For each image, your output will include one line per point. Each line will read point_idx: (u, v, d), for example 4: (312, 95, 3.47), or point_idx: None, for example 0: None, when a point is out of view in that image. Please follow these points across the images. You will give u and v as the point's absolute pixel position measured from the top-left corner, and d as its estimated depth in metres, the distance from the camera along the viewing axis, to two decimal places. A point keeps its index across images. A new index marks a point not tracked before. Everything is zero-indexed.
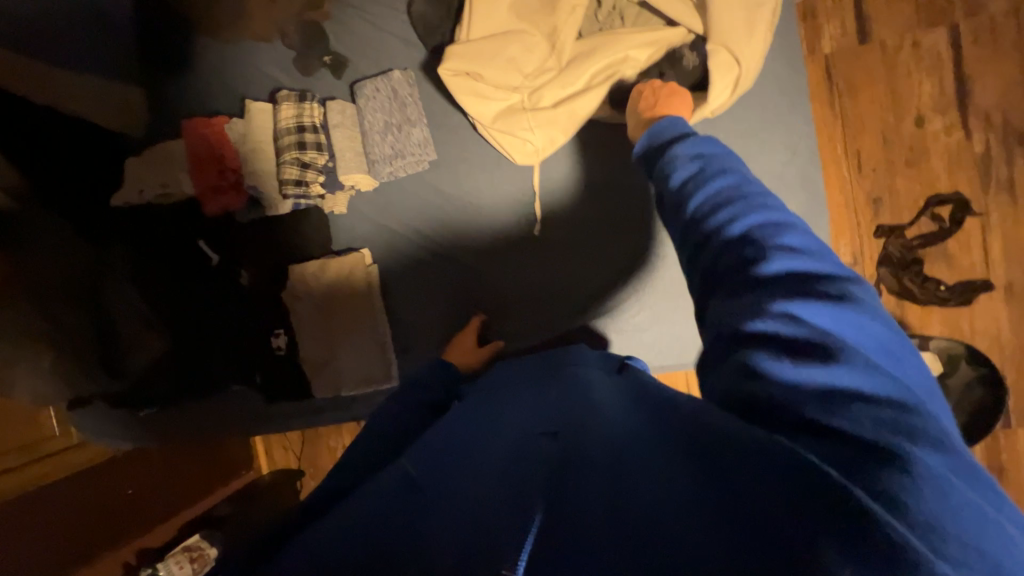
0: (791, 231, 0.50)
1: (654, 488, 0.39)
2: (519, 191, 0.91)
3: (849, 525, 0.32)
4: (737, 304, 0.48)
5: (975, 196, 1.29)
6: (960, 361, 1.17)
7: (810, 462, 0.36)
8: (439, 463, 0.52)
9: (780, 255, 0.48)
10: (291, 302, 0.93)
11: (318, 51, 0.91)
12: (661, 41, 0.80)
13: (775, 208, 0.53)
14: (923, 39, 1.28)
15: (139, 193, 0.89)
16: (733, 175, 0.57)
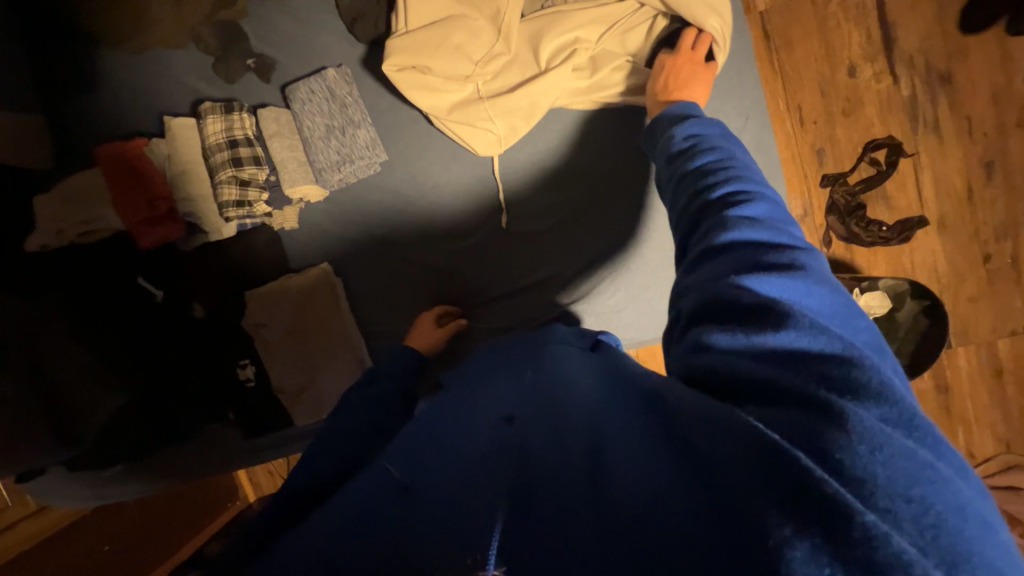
0: (758, 207, 0.52)
1: (623, 470, 0.39)
2: (483, 184, 0.89)
3: (794, 486, 0.32)
4: (705, 269, 0.50)
5: (906, 138, 1.37)
6: (906, 297, 1.26)
7: (750, 424, 0.36)
8: (427, 449, 0.52)
9: (743, 228, 0.50)
10: (253, 330, 0.88)
11: (240, 54, 0.83)
12: (610, 17, 0.78)
13: (749, 184, 0.54)
14: None
15: (58, 232, 0.79)
16: (717, 153, 0.59)
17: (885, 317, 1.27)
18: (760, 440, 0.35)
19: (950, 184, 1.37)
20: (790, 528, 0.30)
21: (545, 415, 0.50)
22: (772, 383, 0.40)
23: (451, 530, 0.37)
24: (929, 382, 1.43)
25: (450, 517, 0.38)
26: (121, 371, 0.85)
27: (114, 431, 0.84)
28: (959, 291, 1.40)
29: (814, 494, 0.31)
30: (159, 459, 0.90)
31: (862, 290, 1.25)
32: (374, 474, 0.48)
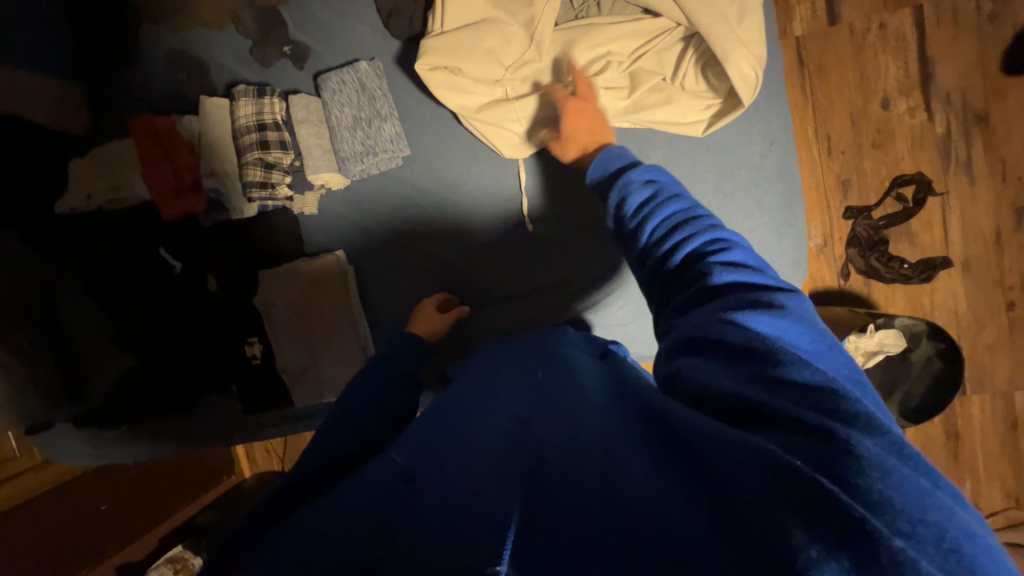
0: (735, 252, 0.55)
1: (641, 482, 0.38)
2: (503, 187, 0.89)
3: (826, 508, 0.32)
4: (693, 317, 0.52)
5: (936, 176, 1.34)
6: (922, 338, 1.22)
7: (764, 451, 0.36)
8: (431, 438, 0.52)
9: (727, 270, 0.53)
10: (263, 310, 0.89)
11: (277, 40, 0.85)
12: (643, 35, 0.78)
13: (718, 230, 0.57)
14: (889, 21, 1.30)
15: (87, 198, 0.83)
16: (681, 199, 0.61)
17: (898, 357, 1.25)
18: (770, 462, 0.35)
19: (979, 226, 1.34)
20: (815, 547, 0.30)
21: (541, 421, 0.49)
22: (770, 406, 0.39)
23: (469, 523, 0.37)
24: (939, 427, 1.39)
25: (466, 507, 0.39)
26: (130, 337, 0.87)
27: (123, 392, 0.87)
28: (979, 336, 1.36)
29: (844, 519, 0.31)
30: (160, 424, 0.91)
31: (878, 327, 1.23)
32: (382, 461, 0.50)
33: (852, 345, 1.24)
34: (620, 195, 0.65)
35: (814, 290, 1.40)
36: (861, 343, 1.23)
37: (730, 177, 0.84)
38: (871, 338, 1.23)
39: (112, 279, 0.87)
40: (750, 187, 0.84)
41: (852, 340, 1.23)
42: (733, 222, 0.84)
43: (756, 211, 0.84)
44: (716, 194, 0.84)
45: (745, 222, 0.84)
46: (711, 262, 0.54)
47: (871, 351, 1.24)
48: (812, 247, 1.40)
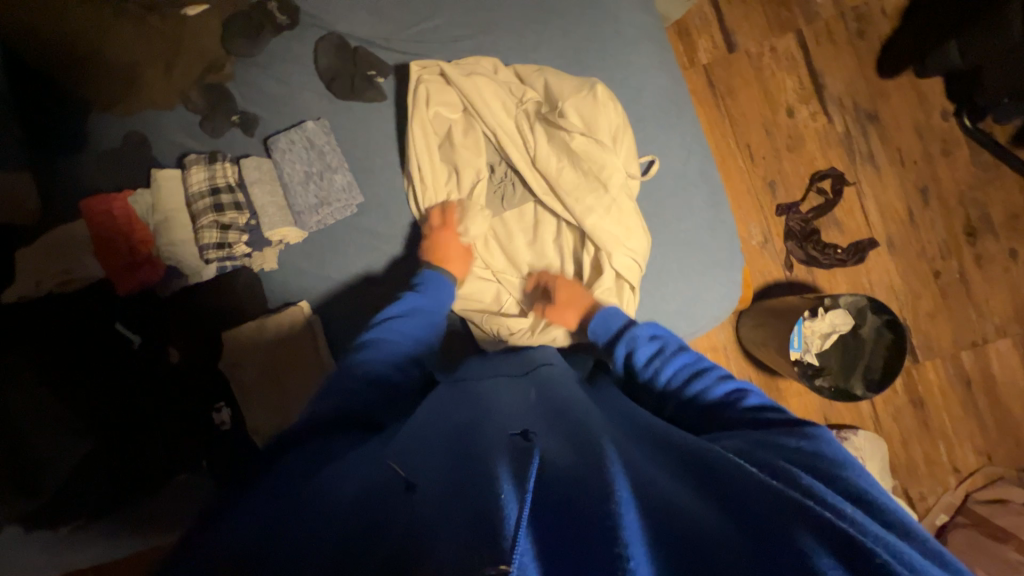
0: (751, 399, 0.61)
1: (697, 524, 0.38)
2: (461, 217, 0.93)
3: (861, 558, 0.33)
4: (729, 439, 0.54)
5: (847, 169, 1.50)
6: (868, 312, 1.31)
7: (807, 508, 0.37)
8: (427, 450, 0.52)
9: (752, 414, 0.58)
10: (228, 372, 0.88)
11: (225, 112, 0.90)
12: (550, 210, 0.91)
13: (729, 382, 0.64)
14: (778, 45, 1.50)
15: (36, 284, 0.82)
16: (687, 353, 0.71)
17: (851, 335, 1.34)
18: (818, 526, 0.36)
19: (893, 208, 1.49)
20: None
21: (568, 444, 0.48)
22: (823, 492, 0.41)
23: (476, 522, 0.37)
24: (904, 397, 1.46)
25: (474, 513, 0.38)
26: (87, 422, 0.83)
27: (77, 480, 0.81)
28: (917, 306, 1.48)
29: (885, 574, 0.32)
30: (117, 513, 0.84)
31: (827, 309, 1.31)
32: (382, 467, 0.48)
33: (809, 329, 1.32)
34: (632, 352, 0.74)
35: (765, 285, 1.49)
36: (815, 327, 1.31)
37: (660, 186, 0.92)
38: (823, 321, 1.32)
39: (69, 361, 0.84)
40: (679, 192, 0.92)
41: (807, 325, 1.31)
42: (670, 225, 0.91)
43: (688, 213, 0.92)
44: (651, 202, 0.91)
45: (680, 223, 0.91)
46: (731, 413, 0.59)
47: (826, 334, 1.33)
48: (755, 245, 1.50)
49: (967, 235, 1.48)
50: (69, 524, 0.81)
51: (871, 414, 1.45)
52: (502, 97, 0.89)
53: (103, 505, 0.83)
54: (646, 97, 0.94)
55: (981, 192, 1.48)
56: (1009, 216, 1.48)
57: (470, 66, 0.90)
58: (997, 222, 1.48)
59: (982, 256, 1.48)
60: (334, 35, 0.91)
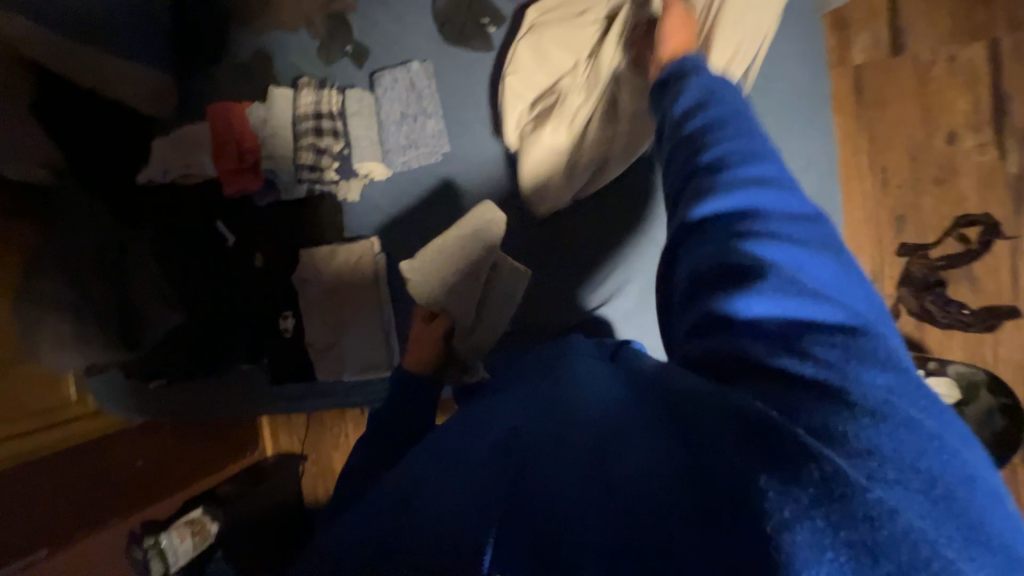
0: (765, 167, 0.45)
1: (630, 456, 0.38)
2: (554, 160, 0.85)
3: (791, 461, 0.32)
4: (696, 256, 0.45)
5: (1007, 218, 1.24)
6: (980, 390, 1.11)
7: (742, 412, 0.35)
8: (441, 435, 0.56)
9: (762, 192, 0.44)
10: (298, 286, 0.95)
11: (342, 42, 0.92)
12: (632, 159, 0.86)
13: (756, 139, 0.48)
14: (960, 53, 1.24)
15: (164, 172, 0.92)
16: (733, 106, 0.50)
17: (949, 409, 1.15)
18: (761, 453, 0.33)
19: None
20: (783, 498, 0.30)
21: (540, 402, 0.50)
22: (773, 367, 0.38)
23: (454, 521, 0.40)
24: None
25: (450, 513, 0.41)
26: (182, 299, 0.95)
27: (162, 351, 0.96)
28: None
29: (811, 467, 0.31)
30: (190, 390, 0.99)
31: (927, 373, 1.14)
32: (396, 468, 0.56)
33: None
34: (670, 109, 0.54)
35: None
36: None
37: None
38: None
39: (176, 252, 0.95)
40: None
41: None
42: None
43: None
44: None
45: None
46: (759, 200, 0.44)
47: None
48: None
49: None
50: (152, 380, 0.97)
51: None
52: (604, 56, 0.82)
53: (185, 371, 0.98)
54: (779, 91, 0.82)
55: None
56: None
57: (576, 18, 0.83)
58: None
59: None
60: None
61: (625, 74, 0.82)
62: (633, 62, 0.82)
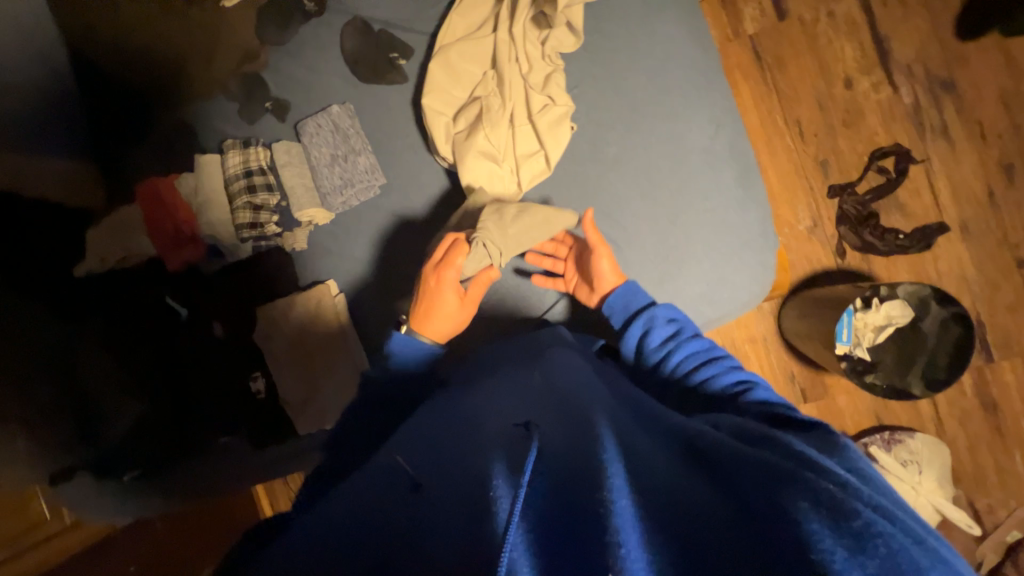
0: (743, 375, 0.65)
1: (674, 482, 0.43)
2: (493, 163, 0.77)
3: (846, 515, 0.37)
4: (706, 414, 0.58)
5: (915, 145, 1.35)
6: (931, 303, 1.19)
7: (798, 481, 0.41)
8: (429, 440, 0.57)
9: (749, 387, 0.62)
10: (263, 343, 0.93)
11: (260, 100, 0.93)
12: (578, 149, 0.79)
13: (711, 343, 0.70)
14: (836, 8, 1.36)
15: (101, 260, 0.91)
16: (700, 338, 0.69)
17: (909, 328, 1.21)
18: (816, 503, 0.38)
19: (968, 189, 1.33)
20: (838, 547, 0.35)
21: (574, 413, 0.52)
22: (806, 461, 0.45)
23: (475, 510, 0.41)
24: (971, 397, 1.35)
25: (471, 500, 0.42)
26: (141, 383, 0.93)
27: (130, 441, 0.92)
28: (995, 298, 1.33)
29: (858, 525, 0.36)
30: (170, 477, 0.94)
31: (881, 299, 1.20)
32: (382, 467, 0.54)
33: (861, 322, 1.21)
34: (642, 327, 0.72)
35: (811, 273, 1.39)
36: (869, 319, 1.20)
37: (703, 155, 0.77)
38: (878, 312, 1.21)
39: (129, 338, 0.93)
40: (721, 166, 0.77)
41: (859, 316, 1.20)
42: (695, 204, 0.77)
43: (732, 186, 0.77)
44: (691, 178, 0.77)
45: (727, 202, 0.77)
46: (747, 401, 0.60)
47: (880, 326, 1.21)
48: (802, 230, 1.40)
49: None
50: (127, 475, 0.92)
51: (931, 416, 1.35)
52: (504, 58, 0.77)
53: (160, 456, 0.94)
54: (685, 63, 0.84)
55: None
56: None
57: (474, 32, 0.79)
58: None
59: None
60: (358, 18, 0.90)
61: (532, 69, 0.77)
62: (538, 53, 0.77)
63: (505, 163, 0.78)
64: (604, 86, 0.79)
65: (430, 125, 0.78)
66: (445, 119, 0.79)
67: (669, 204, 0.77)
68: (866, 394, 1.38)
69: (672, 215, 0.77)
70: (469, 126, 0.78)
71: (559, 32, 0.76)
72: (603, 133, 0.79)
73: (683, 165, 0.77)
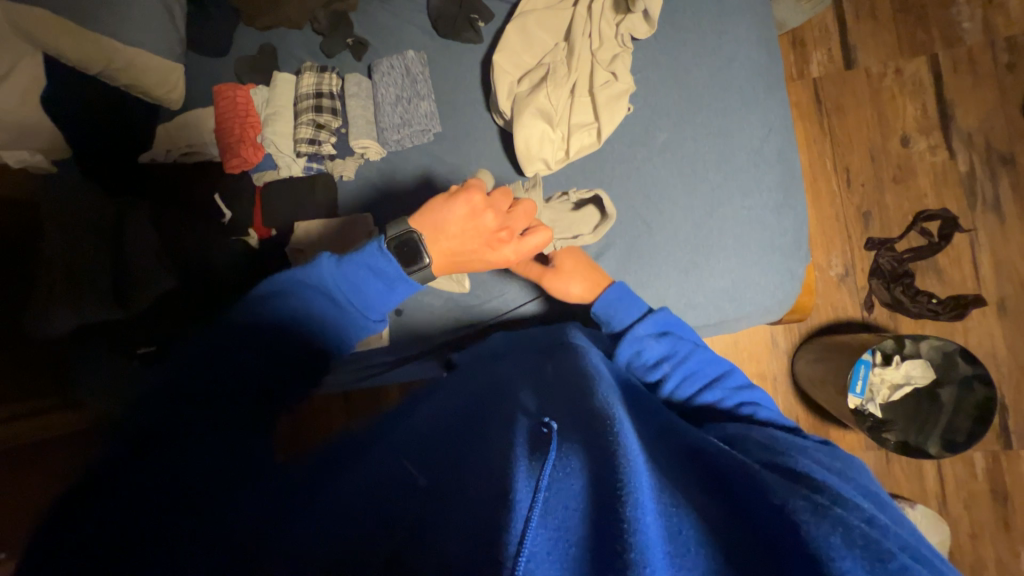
0: (740, 390, 0.66)
1: (700, 499, 0.44)
2: (548, 125, 0.79)
3: (886, 558, 0.38)
4: (726, 432, 0.59)
5: (964, 213, 1.33)
6: (957, 359, 1.14)
7: (836, 515, 0.42)
8: (422, 434, 0.56)
9: (749, 400, 0.65)
10: (291, 256, 0.93)
11: (342, 34, 0.99)
12: (631, 130, 0.82)
13: (706, 353, 0.69)
14: (905, 67, 1.37)
15: (167, 151, 0.98)
16: (692, 347, 0.69)
17: (927, 390, 1.18)
18: (858, 542, 0.39)
19: (1012, 267, 1.30)
20: None
21: (589, 407, 0.51)
22: (835, 495, 0.46)
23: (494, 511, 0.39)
24: (982, 482, 1.29)
25: (489, 502, 0.41)
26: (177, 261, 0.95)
27: (148, 314, 0.93)
28: (1022, 383, 1.28)
29: (899, 568, 0.37)
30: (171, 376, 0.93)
31: (903, 358, 1.18)
32: (384, 465, 0.50)
33: (877, 377, 1.19)
34: (633, 336, 0.69)
35: (834, 320, 1.37)
36: (886, 375, 1.19)
37: (753, 158, 0.78)
38: (896, 370, 1.19)
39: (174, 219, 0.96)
40: (769, 172, 0.78)
41: (876, 371, 1.19)
42: (733, 199, 0.78)
43: (776, 193, 0.78)
44: (734, 177, 0.78)
45: (769, 208, 0.78)
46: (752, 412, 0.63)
47: (897, 384, 1.19)
48: (833, 275, 1.38)
49: None
50: (139, 348, 0.93)
51: (935, 492, 1.30)
52: (578, 31, 0.80)
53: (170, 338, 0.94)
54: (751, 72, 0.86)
55: None
56: None
57: (555, 3, 0.83)
58: None
59: None
60: None
61: (602, 46, 0.80)
62: (611, 32, 0.80)
63: (559, 128, 0.80)
64: (667, 75, 0.81)
65: (497, 80, 0.82)
66: (512, 77, 0.82)
67: (710, 197, 0.79)
68: (871, 455, 1.33)
69: (710, 208, 0.79)
70: (532, 87, 0.81)
71: (632, 19, 0.79)
72: (657, 119, 0.81)
73: (730, 163, 0.79)
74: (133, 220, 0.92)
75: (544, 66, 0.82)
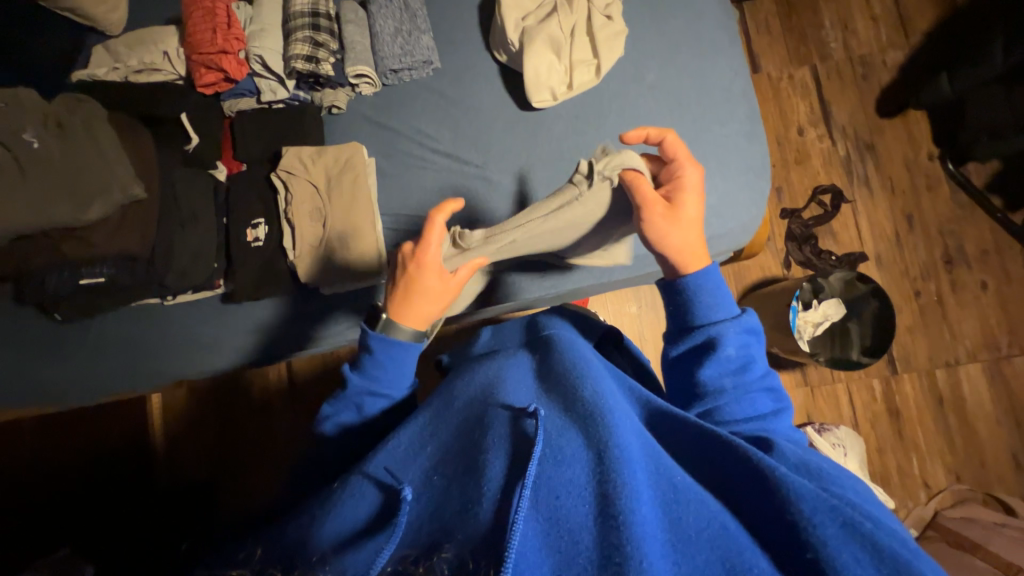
0: (773, 407, 0.64)
1: (715, 513, 0.45)
2: (551, 56, 0.88)
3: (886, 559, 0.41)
4: (732, 425, 0.61)
5: (846, 188, 1.66)
6: (856, 284, 1.40)
7: (856, 522, 0.42)
8: (424, 451, 0.58)
9: (780, 417, 0.64)
10: (282, 184, 0.87)
11: None
12: (624, 72, 0.91)
13: (760, 363, 0.66)
14: (795, 73, 1.71)
15: (114, 68, 0.88)
16: (755, 360, 0.65)
17: (840, 323, 1.43)
18: (864, 541, 0.41)
19: (882, 228, 1.65)
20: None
21: (579, 404, 0.54)
22: (841, 496, 0.48)
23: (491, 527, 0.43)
24: (881, 404, 1.56)
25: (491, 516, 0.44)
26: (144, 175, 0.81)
27: (107, 230, 0.77)
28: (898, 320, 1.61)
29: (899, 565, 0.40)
30: (112, 351, 0.90)
31: (821, 300, 1.40)
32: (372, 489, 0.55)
33: (802, 319, 1.40)
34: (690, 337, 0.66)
35: (764, 277, 1.60)
36: (809, 317, 1.40)
37: (726, 99, 0.91)
38: (817, 311, 1.40)
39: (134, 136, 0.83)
40: (740, 113, 0.92)
41: (801, 315, 1.40)
42: (712, 128, 0.90)
43: (746, 130, 0.91)
44: (711, 115, 0.91)
45: (741, 141, 0.91)
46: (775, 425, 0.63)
47: (818, 322, 1.41)
48: None
49: (946, 263, 1.63)
50: (87, 278, 0.78)
51: (850, 417, 1.55)
52: None
53: (132, 265, 0.80)
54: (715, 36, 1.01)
55: (958, 227, 1.65)
56: (982, 251, 1.63)
57: None
58: (972, 256, 1.63)
59: (958, 285, 1.62)
60: None
61: None
62: None
63: (562, 59, 0.89)
64: (651, 28, 0.93)
65: (504, 16, 0.88)
66: (519, 12, 0.89)
67: (694, 129, 0.90)
68: (800, 392, 1.56)
69: (696, 139, 0.90)
70: (538, 23, 0.89)
71: None
72: (646, 64, 0.92)
73: (709, 102, 0.91)
74: (88, 116, 0.77)
75: (549, 7, 0.90)
